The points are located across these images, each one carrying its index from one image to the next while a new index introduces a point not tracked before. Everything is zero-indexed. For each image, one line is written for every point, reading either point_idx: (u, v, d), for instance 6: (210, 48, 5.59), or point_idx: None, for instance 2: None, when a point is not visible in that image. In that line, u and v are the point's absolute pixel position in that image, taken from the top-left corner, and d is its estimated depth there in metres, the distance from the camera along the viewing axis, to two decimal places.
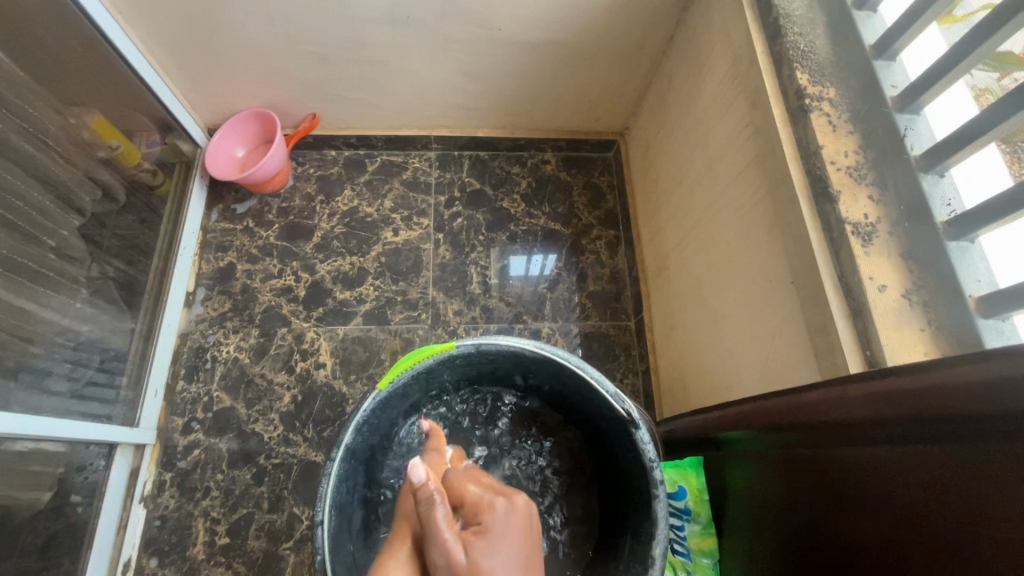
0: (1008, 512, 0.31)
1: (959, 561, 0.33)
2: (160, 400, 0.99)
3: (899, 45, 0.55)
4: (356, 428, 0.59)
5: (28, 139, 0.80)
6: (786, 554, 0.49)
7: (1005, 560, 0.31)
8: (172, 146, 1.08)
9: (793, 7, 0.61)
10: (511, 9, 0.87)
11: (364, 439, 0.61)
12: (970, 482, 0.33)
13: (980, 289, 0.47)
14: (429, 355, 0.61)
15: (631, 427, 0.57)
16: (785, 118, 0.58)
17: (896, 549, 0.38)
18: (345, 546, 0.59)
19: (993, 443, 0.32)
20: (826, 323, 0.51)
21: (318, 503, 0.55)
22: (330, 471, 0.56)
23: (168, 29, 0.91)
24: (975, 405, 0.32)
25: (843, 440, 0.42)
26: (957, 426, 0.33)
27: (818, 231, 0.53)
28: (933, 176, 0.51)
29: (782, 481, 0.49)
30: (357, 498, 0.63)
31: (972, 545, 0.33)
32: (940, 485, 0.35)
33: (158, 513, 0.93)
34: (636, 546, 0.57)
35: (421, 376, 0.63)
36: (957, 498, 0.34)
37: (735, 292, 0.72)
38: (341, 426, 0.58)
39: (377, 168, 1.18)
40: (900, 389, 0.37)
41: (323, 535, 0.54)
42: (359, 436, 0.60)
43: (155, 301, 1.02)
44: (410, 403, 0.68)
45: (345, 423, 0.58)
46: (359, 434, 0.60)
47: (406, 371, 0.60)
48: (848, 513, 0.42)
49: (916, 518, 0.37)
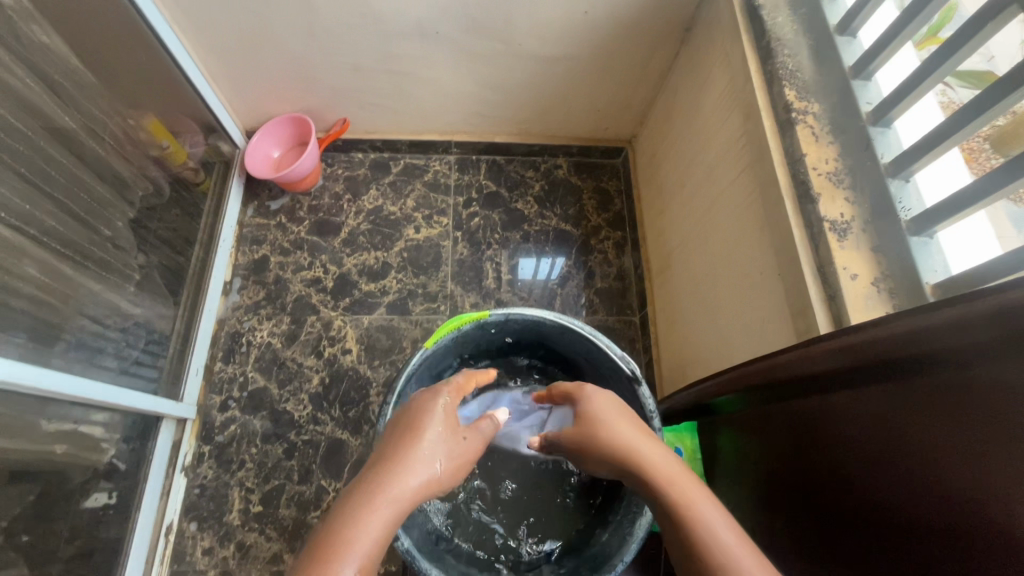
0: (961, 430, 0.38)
1: (913, 475, 0.41)
2: (200, 378, 1.08)
3: (873, 67, 0.63)
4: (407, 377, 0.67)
5: (94, 138, 0.88)
6: (769, 495, 0.58)
7: (961, 470, 0.38)
8: (214, 147, 1.17)
9: (782, 31, 0.69)
10: (530, 26, 0.95)
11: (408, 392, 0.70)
12: (928, 411, 0.41)
13: (934, 278, 0.54)
14: (469, 320, 0.70)
15: (633, 383, 0.66)
16: (775, 129, 0.66)
17: (856, 473, 0.47)
18: None
19: (944, 375, 0.39)
20: (806, 307, 0.59)
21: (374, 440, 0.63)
22: (386, 412, 0.64)
23: (217, 40, 1.00)
24: (906, 349, 0.41)
25: (810, 390, 0.51)
26: (918, 363, 0.41)
27: (801, 227, 0.61)
28: (900, 181, 0.58)
29: (764, 434, 0.58)
30: None
31: (932, 463, 0.40)
32: (884, 417, 0.44)
33: (197, 481, 1.02)
34: None
35: (459, 339, 0.72)
36: (920, 426, 0.41)
37: (730, 282, 0.80)
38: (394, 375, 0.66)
39: (400, 170, 1.27)
40: (866, 339, 0.44)
41: None
42: (407, 387, 0.68)
43: (196, 289, 1.10)
44: (446, 363, 0.76)
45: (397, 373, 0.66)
46: (407, 384, 0.68)
47: (447, 333, 0.69)
48: (815, 452, 0.51)
49: (867, 446, 0.46)
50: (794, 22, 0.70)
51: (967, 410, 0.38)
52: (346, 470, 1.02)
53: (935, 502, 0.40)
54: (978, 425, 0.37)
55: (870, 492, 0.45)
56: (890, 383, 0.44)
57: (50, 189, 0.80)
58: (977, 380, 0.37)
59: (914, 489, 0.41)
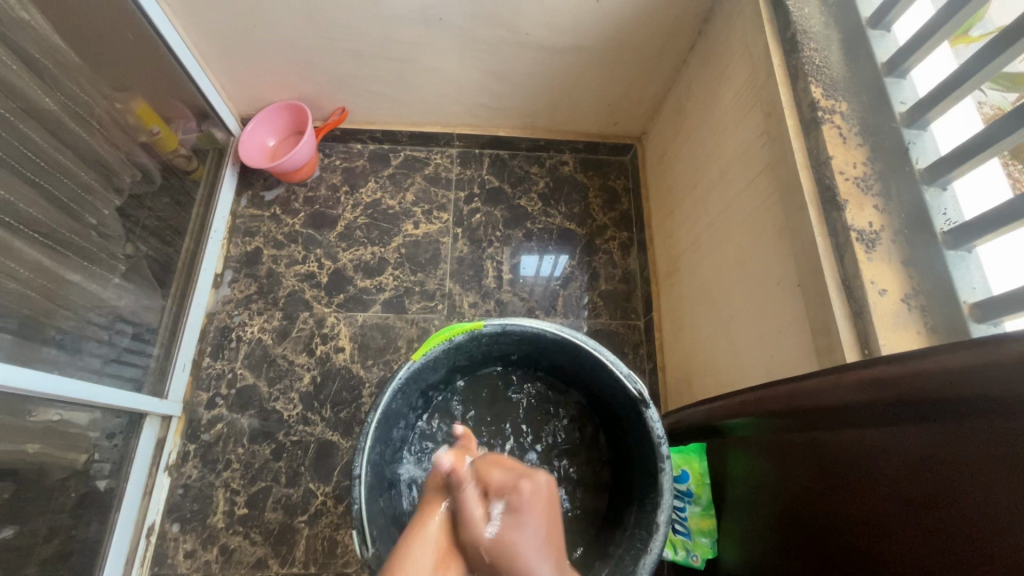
0: (980, 490, 0.35)
1: (946, 528, 0.37)
2: (187, 373, 1.04)
3: (908, 64, 0.58)
4: (392, 393, 0.64)
5: (79, 122, 0.84)
6: (781, 531, 0.54)
7: (992, 528, 0.35)
8: (207, 134, 1.13)
9: (809, 23, 0.64)
10: (538, 15, 0.90)
11: (396, 406, 0.66)
12: (948, 463, 0.38)
13: (973, 296, 0.50)
14: (461, 332, 0.66)
15: (641, 405, 0.62)
16: (799, 128, 0.62)
17: (878, 517, 0.43)
18: (378, 500, 0.64)
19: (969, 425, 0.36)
20: (829, 324, 0.54)
21: (356, 458, 0.61)
22: (367, 430, 0.62)
23: (211, 22, 0.96)
24: (949, 387, 0.37)
25: (834, 423, 0.47)
26: (937, 407, 0.38)
27: (825, 237, 0.56)
28: (936, 189, 0.54)
29: (778, 464, 0.54)
30: (388, 459, 0.68)
31: (942, 519, 0.38)
32: (916, 460, 0.40)
33: (181, 481, 0.99)
34: (641, 514, 0.62)
35: (451, 350, 0.68)
36: (936, 478, 0.38)
37: (744, 293, 0.75)
38: (378, 391, 0.63)
39: (400, 162, 1.23)
40: (899, 374, 0.40)
41: (359, 487, 0.60)
42: (393, 402, 0.65)
43: (186, 280, 1.07)
44: (439, 374, 0.72)
45: (382, 388, 0.63)
46: (393, 400, 0.65)
47: (439, 343, 0.66)
48: (836, 490, 0.47)
49: (894, 490, 0.42)
50: (822, 14, 0.65)
51: (993, 470, 0.35)
52: (336, 473, 0.99)
53: (935, 559, 0.38)
54: (1002, 487, 0.34)
55: (895, 541, 0.41)
56: (905, 424, 0.41)
57: (31, 175, 0.76)
58: (1003, 443, 0.34)
59: (942, 545, 0.38)
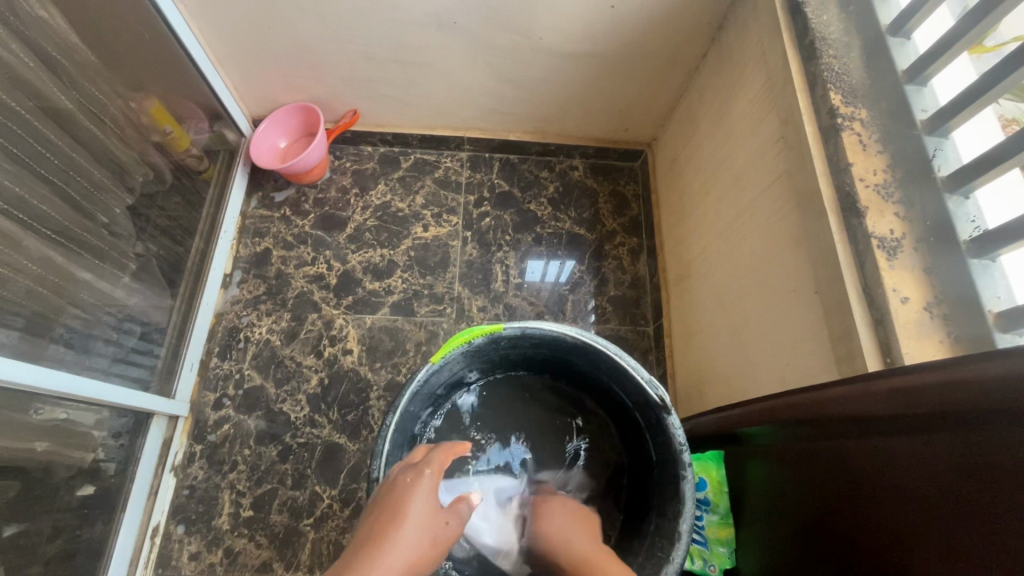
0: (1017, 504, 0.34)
1: (981, 542, 0.36)
2: (195, 373, 1.04)
3: (930, 71, 0.58)
4: (412, 395, 0.63)
5: (92, 120, 0.83)
6: (803, 541, 0.52)
7: None
8: (219, 135, 1.13)
9: (829, 31, 0.64)
10: (552, 20, 0.91)
11: (414, 407, 0.66)
12: (984, 476, 0.37)
13: (998, 305, 0.50)
14: (480, 335, 0.65)
15: (662, 411, 0.61)
16: (818, 136, 0.61)
17: (907, 527, 0.42)
18: None
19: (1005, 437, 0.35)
20: (850, 333, 0.54)
21: (375, 460, 0.61)
22: (386, 432, 0.61)
23: (225, 24, 0.96)
24: (984, 397, 0.36)
25: (862, 432, 0.46)
26: (973, 418, 0.37)
27: (845, 243, 0.56)
28: (958, 197, 0.54)
29: (800, 473, 0.53)
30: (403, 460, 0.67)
31: (973, 529, 0.37)
32: (948, 470, 0.39)
33: (187, 482, 0.98)
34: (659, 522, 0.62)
35: (468, 353, 0.68)
36: (971, 491, 0.37)
37: (759, 301, 0.75)
38: (397, 392, 0.63)
39: (410, 165, 1.23)
40: (934, 384, 0.39)
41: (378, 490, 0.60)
42: (411, 405, 0.65)
43: (195, 281, 1.06)
44: (455, 374, 0.71)
45: (401, 390, 0.63)
46: (411, 402, 0.64)
47: (458, 346, 0.65)
48: (862, 501, 0.46)
49: (924, 502, 0.40)
50: (840, 21, 0.65)
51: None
52: (342, 476, 0.98)
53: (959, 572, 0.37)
54: None
55: (926, 555, 0.40)
56: (937, 435, 0.40)
57: (44, 172, 0.75)
58: None
59: (976, 559, 0.36)
